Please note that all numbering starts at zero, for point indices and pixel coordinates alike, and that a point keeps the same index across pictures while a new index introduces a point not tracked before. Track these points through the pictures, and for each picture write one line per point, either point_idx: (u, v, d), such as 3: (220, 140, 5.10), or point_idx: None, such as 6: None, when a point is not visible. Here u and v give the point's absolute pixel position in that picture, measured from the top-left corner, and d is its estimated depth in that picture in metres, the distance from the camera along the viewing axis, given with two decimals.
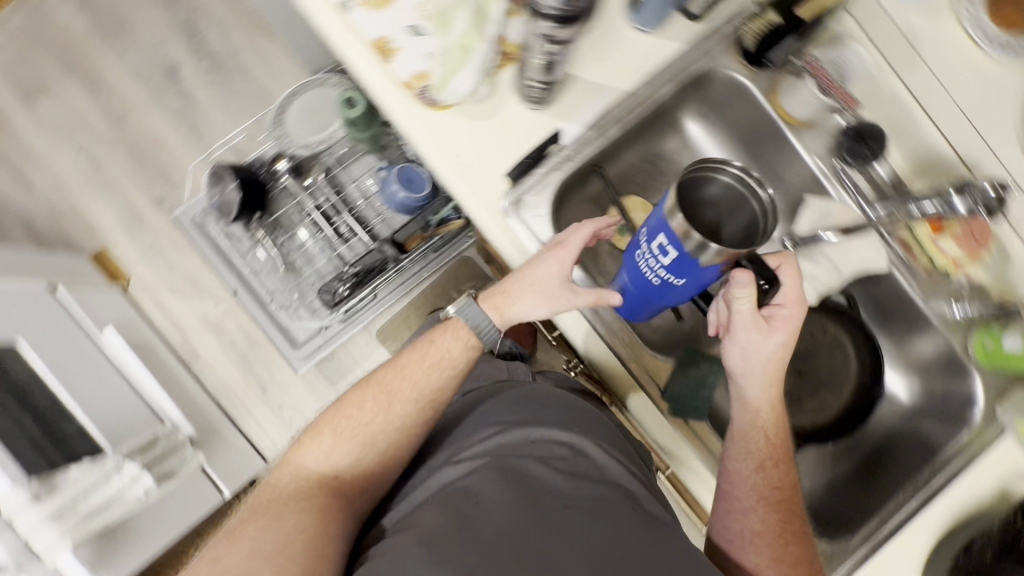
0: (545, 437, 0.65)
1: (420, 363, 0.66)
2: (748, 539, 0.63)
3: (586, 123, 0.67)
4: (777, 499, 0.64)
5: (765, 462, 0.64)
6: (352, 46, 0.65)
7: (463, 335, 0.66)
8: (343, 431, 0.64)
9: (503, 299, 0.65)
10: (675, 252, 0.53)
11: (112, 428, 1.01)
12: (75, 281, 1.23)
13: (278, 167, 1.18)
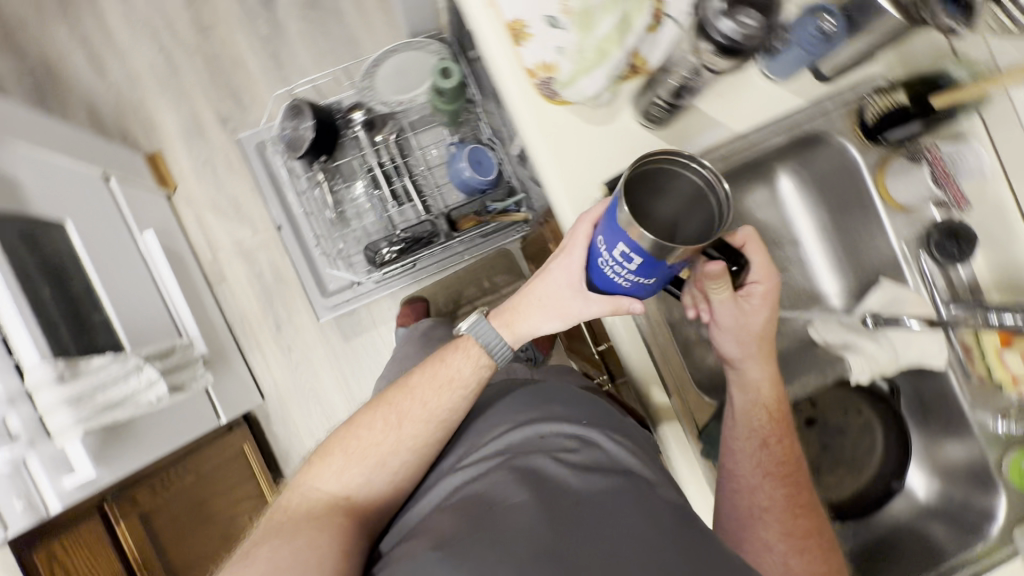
0: (554, 432, 0.69)
1: (432, 384, 0.70)
2: (758, 515, 0.67)
3: (692, 153, 0.67)
4: (782, 473, 0.68)
5: (778, 468, 0.68)
6: (488, 22, 0.67)
7: (474, 355, 0.70)
8: (354, 451, 0.68)
9: (511, 315, 0.68)
10: (639, 258, 0.53)
11: (135, 329, 1.01)
12: (128, 176, 1.23)
13: (353, 117, 1.17)
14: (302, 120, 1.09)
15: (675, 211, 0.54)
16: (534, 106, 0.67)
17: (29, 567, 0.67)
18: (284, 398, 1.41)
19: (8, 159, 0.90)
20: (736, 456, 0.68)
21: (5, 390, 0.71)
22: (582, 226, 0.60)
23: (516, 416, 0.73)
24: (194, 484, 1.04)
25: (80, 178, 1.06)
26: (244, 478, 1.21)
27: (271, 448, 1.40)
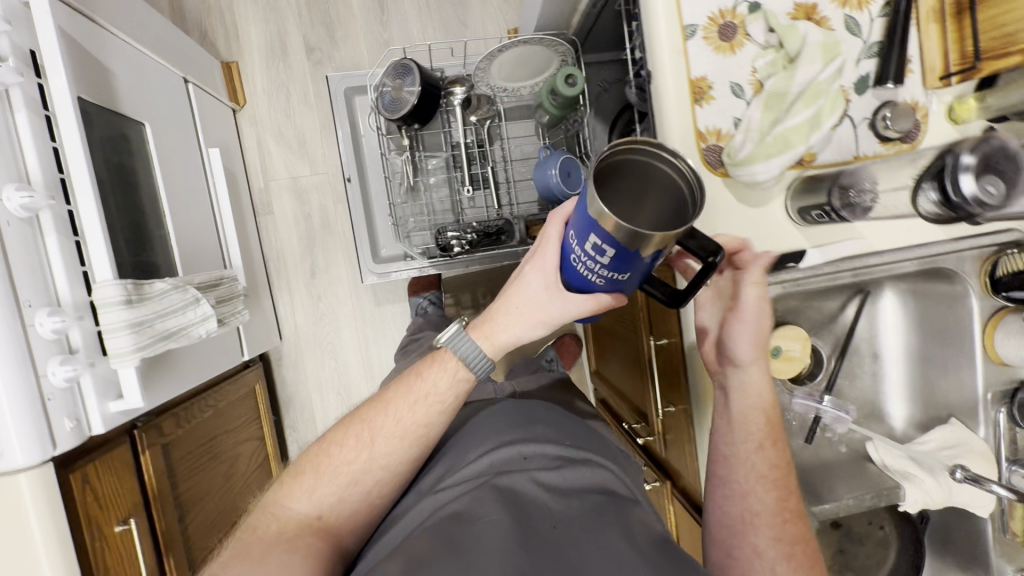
0: (538, 453, 0.65)
1: (406, 398, 0.63)
2: (748, 521, 0.60)
3: (830, 257, 0.66)
4: (777, 479, 0.61)
5: (778, 508, 0.60)
6: (671, 67, 0.63)
7: (451, 367, 0.63)
8: (326, 468, 0.62)
9: (488, 326, 0.61)
10: (614, 250, 0.47)
11: (190, 252, 0.98)
12: (204, 84, 1.16)
13: (453, 91, 1.12)
14: (408, 82, 1.04)
15: (644, 201, 0.48)
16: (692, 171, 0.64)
17: (66, 487, 0.65)
18: (302, 345, 1.39)
19: (109, 46, 0.83)
20: (729, 491, 0.62)
21: (73, 302, 0.67)
22: (551, 226, 0.54)
23: (495, 437, 0.68)
24: (212, 418, 1.02)
25: (163, 78, 0.99)
26: (251, 419, 1.19)
27: (277, 390, 1.39)
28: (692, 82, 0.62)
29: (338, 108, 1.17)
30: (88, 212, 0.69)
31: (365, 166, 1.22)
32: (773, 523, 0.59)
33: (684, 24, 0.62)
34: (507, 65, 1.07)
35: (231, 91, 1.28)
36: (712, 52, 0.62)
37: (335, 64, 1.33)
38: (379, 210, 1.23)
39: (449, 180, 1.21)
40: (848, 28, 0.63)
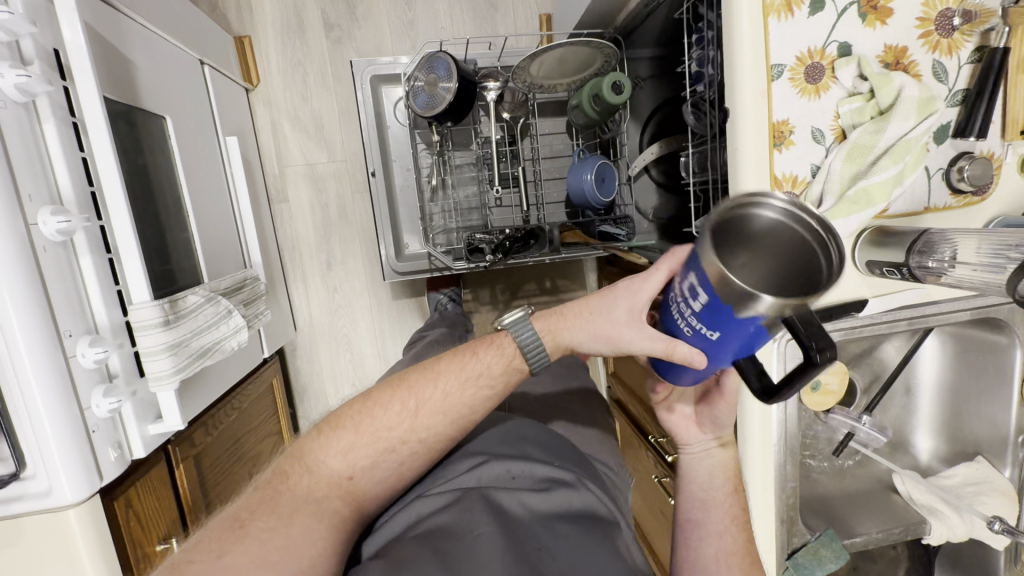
0: (529, 473, 0.58)
1: (457, 372, 0.53)
2: (721, 559, 0.58)
3: (889, 307, 0.66)
4: (743, 516, 0.61)
5: (749, 566, 0.58)
6: (754, 107, 0.59)
7: (508, 353, 0.54)
8: (365, 430, 0.52)
9: (557, 323, 0.53)
10: (706, 299, 0.37)
11: (212, 255, 0.94)
12: (218, 65, 1.08)
13: (488, 87, 1.07)
14: (444, 77, 0.99)
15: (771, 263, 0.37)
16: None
17: (110, 515, 0.64)
18: (316, 337, 1.36)
19: (129, 34, 0.77)
20: (710, 541, 0.59)
21: (111, 326, 0.64)
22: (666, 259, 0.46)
23: (484, 448, 0.61)
24: (236, 421, 1.01)
25: (180, 63, 0.92)
26: (268, 415, 1.18)
27: (291, 381, 1.37)
28: (772, 126, 0.60)
29: (363, 97, 1.10)
30: (122, 229, 0.64)
31: (389, 160, 1.16)
32: (742, 560, 0.58)
33: (771, 63, 0.58)
34: (548, 64, 1.02)
35: (245, 70, 1.20)
36: (796, 95, 0.59)
37: (356, 44, 1.25)
38: (402, 205, 1.18)
39: (478, 179, 1.17)
40: (935, 74, 0.61)
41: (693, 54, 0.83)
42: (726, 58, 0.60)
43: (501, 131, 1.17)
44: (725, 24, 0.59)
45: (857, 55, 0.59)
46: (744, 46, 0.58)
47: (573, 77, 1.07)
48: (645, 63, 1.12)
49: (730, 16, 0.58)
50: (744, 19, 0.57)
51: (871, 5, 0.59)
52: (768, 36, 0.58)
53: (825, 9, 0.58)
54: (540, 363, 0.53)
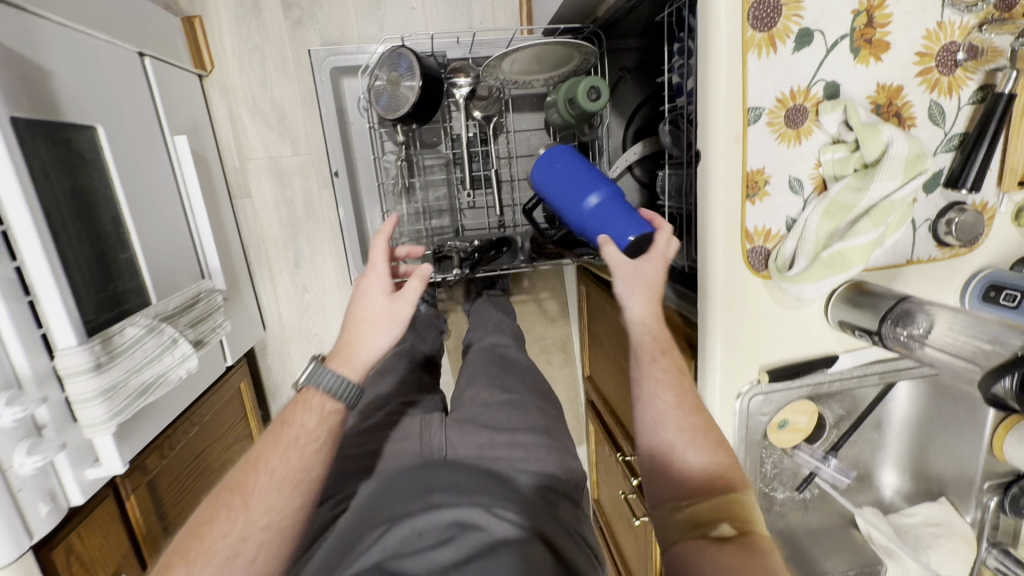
0: (435, 523, 0.52)
1: (272, 448, 0.50)
2: (661, 423, 0.58)
3: (860, 361, 0.62)
4: (682, 383, 0.60)
5: (685, 420, 0.57)
6: (726, 156, 0.53)
7: (317, 404, 0.53)
8: (195, 556, 0.45)
9: (348, 351, 0.56)
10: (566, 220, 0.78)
11: (161, 270, 0.89)
12: (163, 54, 1.00)
13: (458, 82, 1.00)
14: (406, 75, 0.92)
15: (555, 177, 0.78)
16: (733, 272, 0.57)
17: (49, 568, 0.62)
18: (287, 335, 1.33)
19: (43, 37, 0.69)
20: (647, 412, 0.59)
21: (33, 375, 0.60)
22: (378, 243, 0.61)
23: (386, 505, 0.54)
24: (195, 437, 0.98)
25: (112, 60, 0.84)
26: (235, 420, 1.17)
27: (262, 380, 1.35)
28: (747, 175, 0.54)
29: (323, 91, 1.02)
30: (38, 267, 0.60)
31: (353, 158, 1.08)
32: (679, 419, 0.57)
33: (747, 106, 0.52)
34: (520, 62, 0.94)
35: (196, 56, 1.11)
36: (775, 141, 0.53)
37: (318, 26, 1.15)
38: (367, 206, 1.12)
39: (448, 181, 1.11)
40: (930, 117, 0.55)
41: (673, 63, 0.75)
42: (698, 96, 0.53)
43: (473, 129, 1.10)
44: (698, 59, 0.52)
45: (845, 97, 0.52)
46: (718, 86, 0.51)
47: (549, 74, 0.99)
48: (631, 54, 1.05)
49: (704, 50, 0.51)
50: (719, 55, 0.51)
51: (865, 37, 0.52)
52: (747, 74, 0.51)
53: (813, 43, 0.51)
54: (352, 395, 0.54)
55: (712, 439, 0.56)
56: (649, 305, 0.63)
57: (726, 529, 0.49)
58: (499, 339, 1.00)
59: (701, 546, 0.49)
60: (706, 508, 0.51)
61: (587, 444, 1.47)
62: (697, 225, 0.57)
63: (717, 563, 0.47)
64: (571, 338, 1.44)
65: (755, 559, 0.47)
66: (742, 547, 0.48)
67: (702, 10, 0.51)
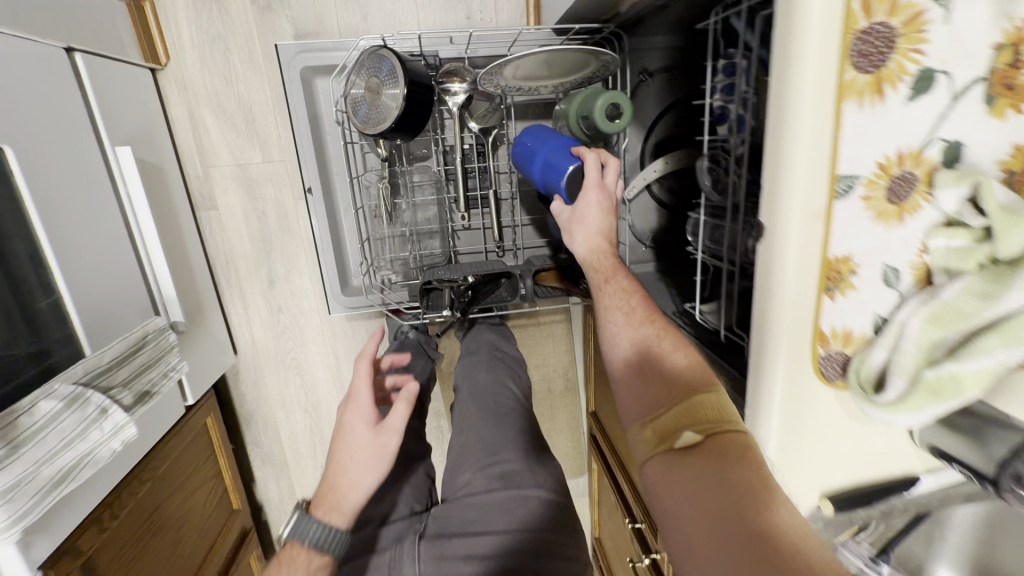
0: None
1: None
2: (618, 337, 0.61)
3: (944, 480, 0.50)
4: (641, 304, 0.63)
5: (640, 331, 0.60)
6: (801, 236, 0.40)
7: (303, 561, 0.55)
8: None
9: (335, 496, 0.58)
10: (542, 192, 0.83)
11: (101, 310, 0.76)
12: (102, 47, 0.84)
13: (453, 87, 0.86)
14: (388, 81, 0.77)
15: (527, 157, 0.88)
16: (797, 378, 0.44)
17: None
18: (261, 361, 1.20)
19: None
20: (611, 332, 0.63)
21: None
22: (360, 366, 0.68)
23: None
24: (149, 493, 0.87)
25: (32, 61, 0.69)
26: (200, 462, 1.05)
27: (234, 408, 1.22)
28: (828, 263, 0.40)
29: (293, 94, 0.86)
30: None
31: (329, 172, 0.93)
32: (634, 331, 0.60)
33: (837, 174, 0.38)
34: (525, 67, 0.78)
35: (147, 47, 0.95)
36: (870, 221, 0.39)
37: (291, 12, 0.98)
38: (347, 226, 0.97)
39: (439, 200, 0.95)
40: None
41: (716, 84, 0.60)
42: (766, 153, 0.40)
43: (469, 141, 0.95)
44: (770, 105, 0.39)
45: (971, 166, 0.38)
46: (796, 145, 0.38)
47: (558, 81, 0.84)
48: (655, 54, 0.88)
49: (779, 95, 0.38)
50: (800, 105, 0.37)
51: (1007, 80, 0.36)
52: (840, 130, 0.37)
53: (935, 89, 0.37)
54: (338, 543, 0.56)
55: (667, 350, 0.56)
56: (588, 242, 0.69)
57: (690, 436, 0.47)
58: (497, 385, 0.86)
59: (668, 460, 0.47)
60: (668, 419, 0.49)
61: (591, 480, 1.36)
62: (754, 316, 0.44)
63: (686, 472, 0.46)
64: (575, 366, 1.32)
65: (724, 461, 0.44)
66: (710, 451, 0.45)
67: (781, 40, 0.37)
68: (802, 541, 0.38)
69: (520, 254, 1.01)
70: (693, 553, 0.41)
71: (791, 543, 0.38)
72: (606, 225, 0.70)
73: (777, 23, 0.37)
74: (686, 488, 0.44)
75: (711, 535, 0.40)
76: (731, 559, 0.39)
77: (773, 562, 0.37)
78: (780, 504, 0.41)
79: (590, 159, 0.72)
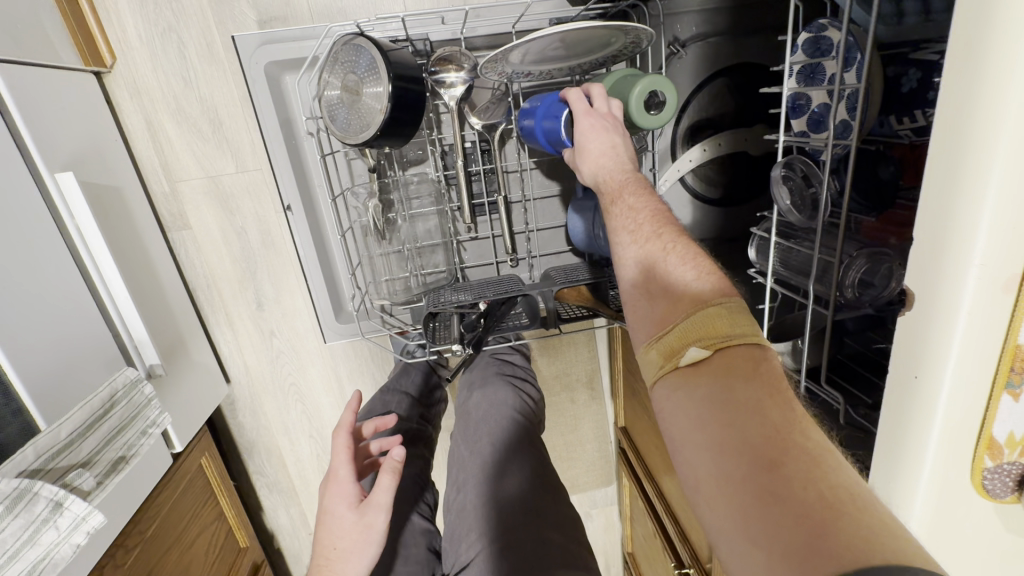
0: None
1: None
2: (622, 250, 0.52)
3: None
4: (653, 213, 0.53)
5: (649, 243, 0.50)
6: (984, 307, 0.33)
7: None
8: None
9: None
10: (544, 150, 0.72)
11: (54, 373, 0.64)
12: (28, 52, 0.71)
13: (446, 78, 0.72)
14: (368, 77, 0.63)
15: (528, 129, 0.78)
16: (950, 474, 0.37)
17: None
18: (257, 389, 1.09)
19: None
20: (619, 243, 0.53)
21: None
22: (338, 442, 0.66)
23: None
24: (137, 562, 0.77)
25: None
26: (198, 507, 0.96)
27: (233, 438, 1.13)
28: (1017, 350, 0.32)
29: (259, 97, 0.73)
30: None
31: (311, 184, 0.80)
32: (641, 240, 0.51)
33: None
34: (538, 50, 0.63)
35: (87, 48, 0.81)
36: None
37: None
38: (338, 244, 0.84)
39: (440, 211, 0.81)
40: None
41: (795, 65, 0.49)
42: (930, 183, 0.33)
43: (470, 139, 0.81)
44: (941, 120, 0.32)
45: None
46: (985, 176, 0.31)
47: (577, 62, 0.68)
48: (688, 18, 0.73)
49: (961, 107, 0.31)
50: (996, 131, 0.30)
51: None
52: None
53: None
54: None
55: (671, 252, 0.48)
56: (592, 165, 0.60)
57: (696, 352, 0.41)
58: (498, 423, 0.80)
59: (674, 380, 0.41)
60: (674, 337, 0.43)
61: (624, 496, 1.26)
62: (888, 394, 0.37)
63: (695, 395, 0.39)
64: (600, 374, 1.20)
65: (734, 379, 0.38)
66: (720, 368, 0.40)
67: (962, 40, 0.30)
68: (814, 460, 0.33)
69: (537, 264, 0.88)
70: (696, 481, 0.37)
71: (801, 466, 0.33)
72: (606, 140, 0.60)
73: (961, 19, 0.30)
74: (691, 409, 0.39)
75: (714, 457, 0.36)
76: (734, 486, 0.34)
77: (780, 485, 0.32)
78: (795, 429, 0.35)
79: (572, 92, 0.63)
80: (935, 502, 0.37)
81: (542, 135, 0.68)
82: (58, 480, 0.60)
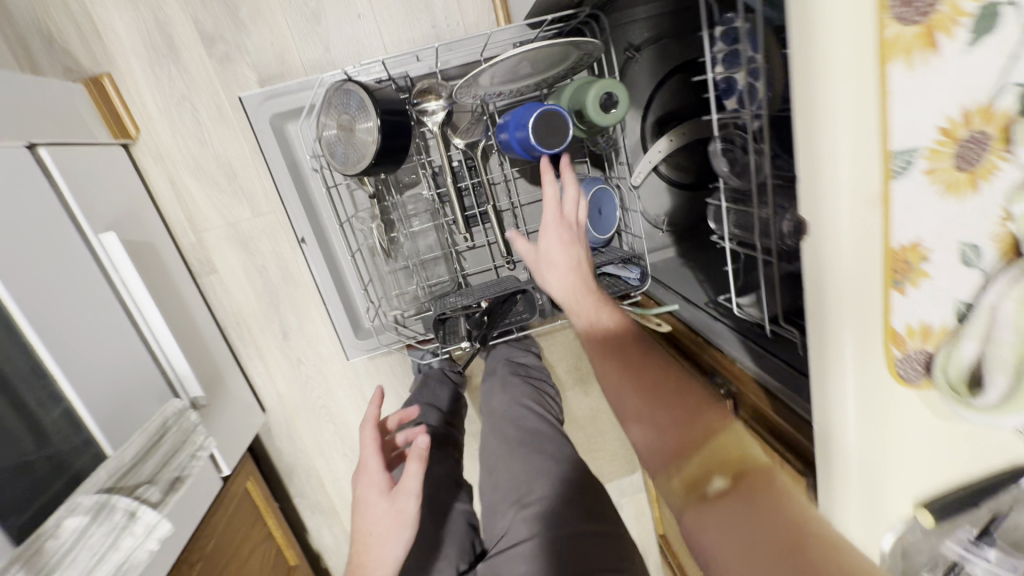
0: None
1: None
2: (624, 374, 0.54)
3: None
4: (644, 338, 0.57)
5: (649, 367, 0.54)
6: (862, 233, 0.35)
7: None
8: None
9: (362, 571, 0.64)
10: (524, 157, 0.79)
11: (115, 407, 0.73)
12: (68, 135, 0.82)
13: (428, 107, 0.81)
14: (359, 116, 0.72)
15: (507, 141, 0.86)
16: None
17: None
18: (291, 414, 1.17)
19: None
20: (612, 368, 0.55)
21: None
22: (367, 437, 0.72)
23: None
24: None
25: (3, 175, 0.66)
26: (248, 528, 1.03)
27: (274, 464, 1.21)
28: (892, 255, 0.35)
29: (266, 146, 0.83)
30: None
31: (321, 219, 0.90)
32: (638, 367, 0.54)
33: (891, 150, 0.32)
34: (503, 73, 0.72)
35: (115, 124, 0.93)
36: (935, 196, 0.33)
37: (250, 57, 0.94)
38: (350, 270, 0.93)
39: (436, 226, 0.90)
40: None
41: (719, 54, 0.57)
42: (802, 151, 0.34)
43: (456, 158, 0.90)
44: (799, 97, 0.33)
45: None
46: (839, 137, 0.32)
47: (539, 77, 0.77)
48: (638, 26, 0.82)
49: (805, 80, 0.32)
50: (833, 85, 0.31)
51: None
52: (888, 95, 0.31)
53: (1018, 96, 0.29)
54: None
55: (667, 376, 0.53)
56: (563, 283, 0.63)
57: (719, 481, 0.43)
58: (514, 413, 0.86)
59: (702, 511, 0.42)
60: (692, 468, 0.44)
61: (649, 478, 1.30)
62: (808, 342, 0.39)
63: (729, 522, 0.40)
64: None
65: (755, 497, 0.41)
66: (741, 491, 0.42)
67: (801, 18, 0.31)
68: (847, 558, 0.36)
69: None
70: None
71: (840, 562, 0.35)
72: (573, 257, 0.64)
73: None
74: (729, 533, 0.40)
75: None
76: None
77: None
78: (818, 529, 0.38)
79: (549, 190, 0.64)
80: (869, 422, 0.40)
81: (519, 145, 0.75)
82: (129, 496, 0.68)
